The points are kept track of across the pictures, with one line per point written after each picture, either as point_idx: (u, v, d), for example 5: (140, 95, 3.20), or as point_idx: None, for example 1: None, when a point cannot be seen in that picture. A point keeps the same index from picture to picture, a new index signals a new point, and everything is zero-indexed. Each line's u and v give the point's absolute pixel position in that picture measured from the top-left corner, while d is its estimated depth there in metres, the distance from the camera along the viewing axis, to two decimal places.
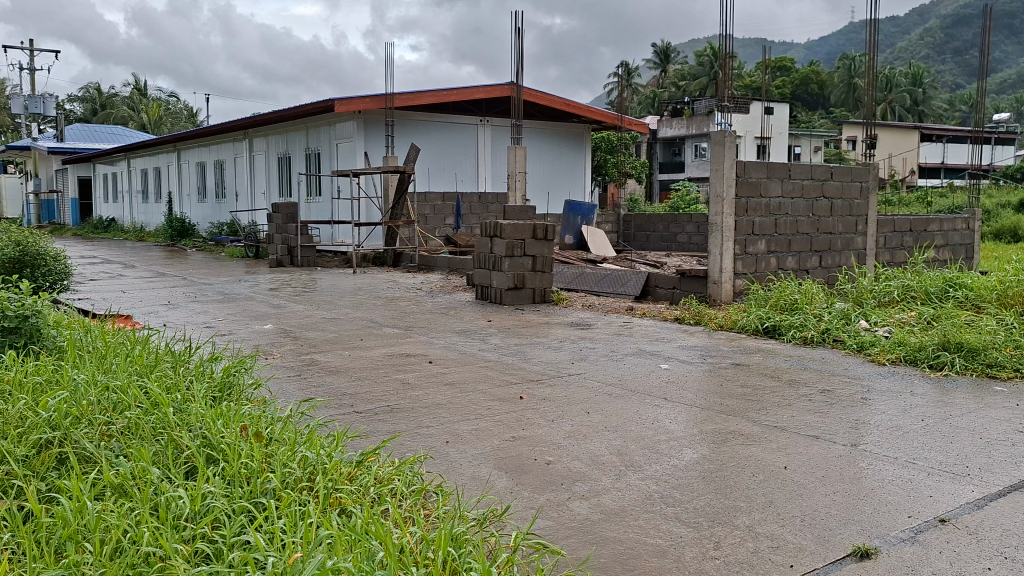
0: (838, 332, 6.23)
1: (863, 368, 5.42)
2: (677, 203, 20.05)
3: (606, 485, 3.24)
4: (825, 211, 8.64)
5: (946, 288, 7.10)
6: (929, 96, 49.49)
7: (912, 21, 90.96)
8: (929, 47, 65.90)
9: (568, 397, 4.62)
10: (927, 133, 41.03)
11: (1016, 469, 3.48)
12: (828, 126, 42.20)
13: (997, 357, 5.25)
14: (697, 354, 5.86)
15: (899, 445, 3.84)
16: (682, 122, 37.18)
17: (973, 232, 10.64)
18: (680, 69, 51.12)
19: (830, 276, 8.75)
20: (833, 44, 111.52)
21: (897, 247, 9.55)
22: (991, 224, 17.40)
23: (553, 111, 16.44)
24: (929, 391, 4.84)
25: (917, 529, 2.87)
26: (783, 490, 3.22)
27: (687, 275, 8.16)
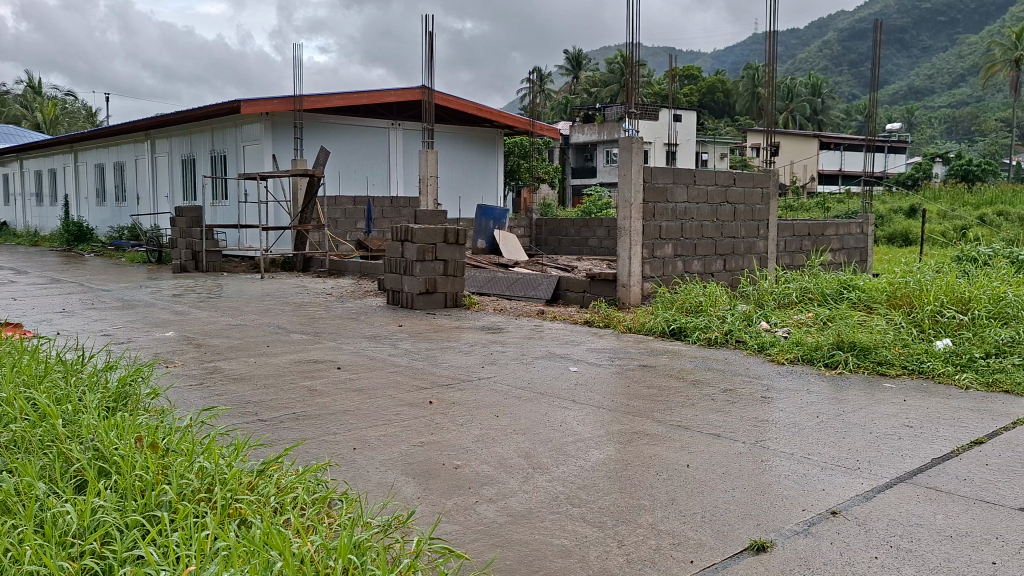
0: (740, 333, 6.43)
1: (763, 368, 5.61)
2: (589, 207, 20.32)
3: (514, 487, 3.26)
4: (728, 216, 8.90)
5: (840, 289, 7.42)
6: (828, 105, 51.57)
7: (811, 33, 94.70)
8: (827, 59, 68.74)
9: (477, 401, 4.62)
10: (825, 141, 42.75)
11: (902, 461, 3.66)
12: (734, 133, 43.54)
13: (886, 355, 5.51)
14: (605, 356, 5.96)
15: (796, 441, 3.99)
16: (594, 129, 37.76)
17: (866, 236, 11.13)
18: (592, 76, 51.88)
19: (734, 278, 9.01)
20: (738, 54, 115.01)
21: (796, 251, 9.91)
22: (885, 228, 18.23)
23: (464, 115, 16.45)
24: (824, 389, 5.05)
25: (810, 522, 2.98)
26: (685, 488, 3.30)
27: (596, 279, 8.28)
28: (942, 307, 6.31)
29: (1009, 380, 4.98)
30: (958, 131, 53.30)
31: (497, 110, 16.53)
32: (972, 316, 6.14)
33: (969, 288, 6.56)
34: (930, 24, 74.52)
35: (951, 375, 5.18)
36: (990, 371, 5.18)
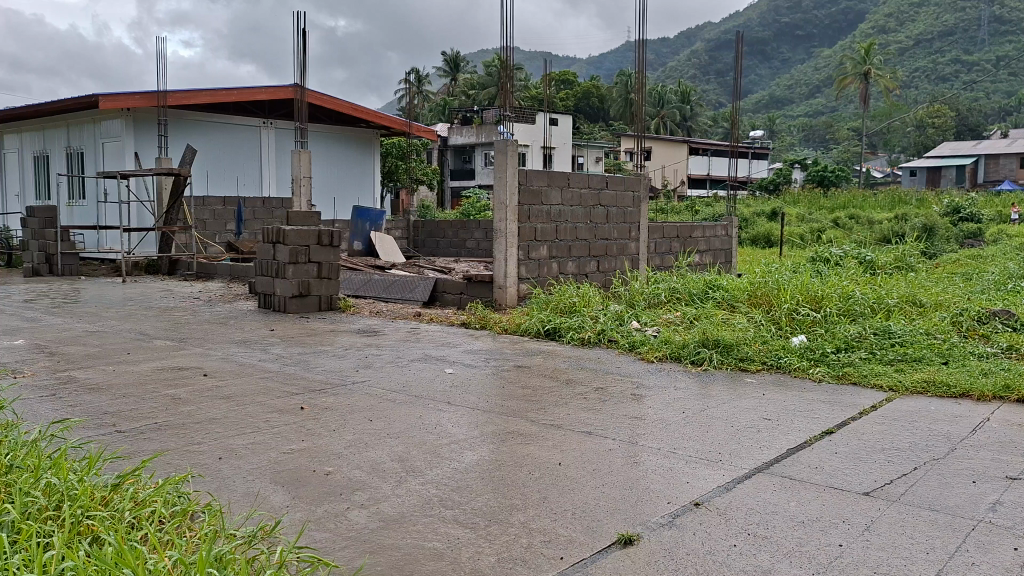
0: (612, 333, 6.59)
1: (633, 366, 5.78)
2: (468, 209, 20.35)
3: (386, 492, 3.22)
4: (601, 218, 9.11)
5: (706, 289, 7.71)
6: (697, 112, 53.47)
7: (680, 42, 98.01)
8: (695, 68, 71.34)
9: (350, 405, 4.55)
10: (694, 147, 44.35)
11: (761, 451, 3.86)
12: (608, 138, 44.56)
13: (748, 352, 5.77)
14: (481, 358, 5.98)
15: (663, 436, 4.13)
16: (472, 131, 37.81)
17: (731, 238, 11.61)
18: (469, 79, 51.91)
19: (606, 279, 9.23)
20: (612, 60, 117.80)
21: (665, 252, 10.24)
22: (749, 231, 19.06)
23: (339, 114, 16.17)
24: (689, 385, 5.25)
25: (675, 514, 3.08)
26: (557, 486, 3.36)
27: (473, 281, 8.33)
28: (797, 305, 6.67)
29: (856, 373, 5.32)
30: (815, 139, 56.50)
31: (372, 110, 16.36)
32: (825, 314, 6.52)
33: (822, 287, 6.96)
34: (789, 38, 78.58)
35: (805, 370, 5.48)
36: (841, 365, 5.51)
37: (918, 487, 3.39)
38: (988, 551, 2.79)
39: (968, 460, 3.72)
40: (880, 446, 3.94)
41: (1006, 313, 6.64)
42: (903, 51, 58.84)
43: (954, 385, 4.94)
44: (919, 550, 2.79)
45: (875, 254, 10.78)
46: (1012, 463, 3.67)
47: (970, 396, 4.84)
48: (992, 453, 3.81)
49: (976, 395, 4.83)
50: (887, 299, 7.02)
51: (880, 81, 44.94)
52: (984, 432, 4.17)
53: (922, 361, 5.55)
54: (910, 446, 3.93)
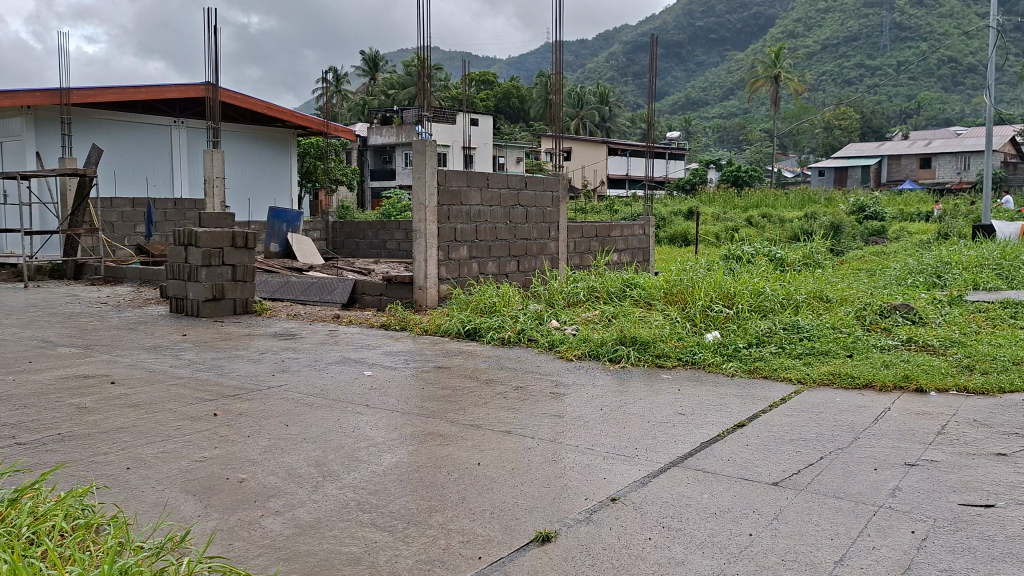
0: (532, 332, 6.64)
1: (552, 364, 5.83)
2: (389, 210, 20.14)
3: (302, 497, 3.17)
4: (521, 218, 9.16)
5: (624, 287, 7.83)
6: (615, 113, 54.09)
7: (597, 43, 98.98)
8: (613, 69, 72.18)
9: (266, 411, 4.45)
10: (613, 147, 44.90)
11: (676, 445, 3.94)
12: (528, 138, 44.78)
13: (663, 348, 5.88)
14: (401, 359, 5.94)
15: (581, 434, 4.17)
16: (392, 131, 37.45)
17: (648, 237, 11.79)
18: (388, 78, 51.32)
19: (526, 279, 9.27)
20: (532, 61, 118.20)
21: (584, 252, 10.35)
22: (666, 229, 19.39)
23: (254, 113, 15.82)
24: (608, 382, 5.32)
25: (591, 510, 3.13)
26: (476, 486, 3.36)
27: (392, 281, 8.26)
28: (711, 302, 6.83)
29: (766, 367, 5.49)
30: (729, 140, 57.95)
31: (288, 109, 16.07)
32: (737, 310, 6.70)
33: (735, 284, 7.16)
34: (703, 40, 80.39)
35: (718, 365, 5.63)
36: (752, 359, 5.67)
37: (823, 476, 3.51)
38: (887, 534, 2.92)
39: (870, 449, 3.87)
40: (789, 436, 4.07)
41: (905, 308, 6.95)
42: (811, 56, 60.94)
43: (858, 377, 5.14)
44: (824, 537, 2.90)
45: (784, 252, 11.09)
46: (910, 450, 3.85)
47: (872, 387, 5.05)
48: (893, 441, 3.99)
49: (878, 385, 5.04)
50: (795, 295, 7.26)
51: (789, 84, 46.34)
52: (884, 421, 4.36)
53: (828, 354, 5.76)
54: (816, 436, 4.07)
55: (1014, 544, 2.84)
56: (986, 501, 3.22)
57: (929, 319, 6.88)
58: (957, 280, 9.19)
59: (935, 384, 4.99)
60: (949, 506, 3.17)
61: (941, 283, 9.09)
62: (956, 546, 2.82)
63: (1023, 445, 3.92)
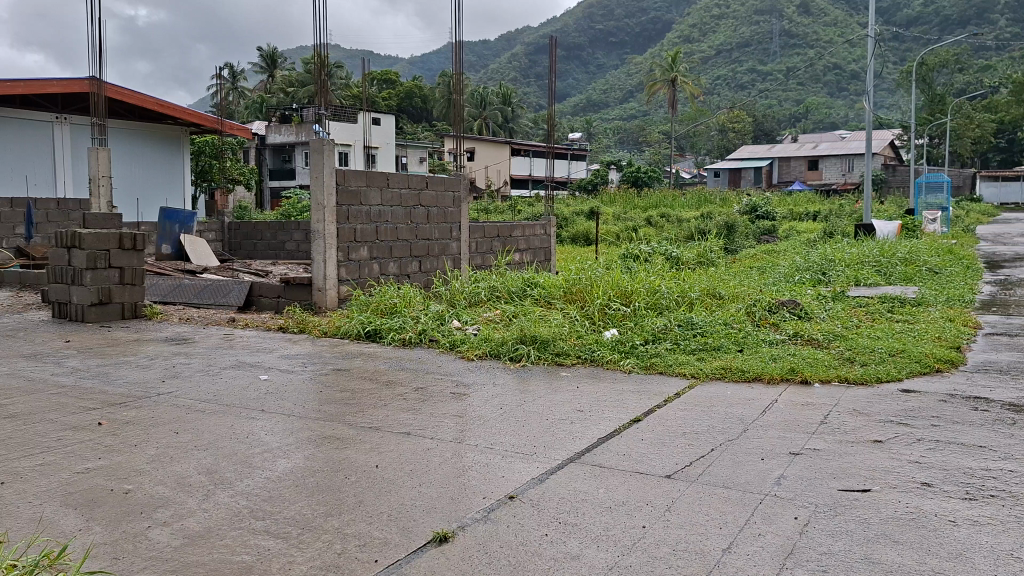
0: (433, 332, 6.62)
1: (454, 364, 5.84)
2: (288, 211, 19.72)
3: (192, 507, 3.07)
4: (422, 219, 9.10)
5: (524, 287, 7.88)
6: (517, 113, 54.37)
7: (499, 44, 99.26)
8: (515, 70, 72.54)
9: (155, 418, 4.30)
10: (516, 148, 45.16)
11: (573, 442, 4.01)
12: (431, 138, 44.56)
13: (563, 346, 5.96)
14: (298, 362, 5.83)
15: (481, 433, 4.18)
16: (291, 130, 36.66)
17: (549, 236, 11.89)
18: (287, 75, 50.13)
19: (427, 280, 9.22)
20: (434, 61, 117.53)
21: (486, 252, 10.38)
22: (569, 229, 19.63)
23: (143, 109, 15.22)
24: (509, 381, 5.36)
25: (489, 508, 3.14)
26: (373, 488, 3.33)
27: (290, 283, 8.11)
28: (609, 301, 6.96)
29: (662, 362, 5.63)
30: (629, 141, 59.15)
31: (180, 106, 15.53)
32: (634, 308, 6.86)
33: (632, 282, 7.32)
34: (603, 43, 81.64)
35: (616, 362, 5.74)
36: (648, 356, 5.82)
37: (714, 466, 3.64)
38: (772, 521, 3.04)
39: (757, 439, 4.03)
40: (681, 430, 4.19)
41: (792, 304, 7.26)
42: (706, 60, 62.73)
43: (748, 370, 5.34)
44: (713, 526, 3.00)
45: (681, 250, 11.39)
46: (795, 440, 4.02)
47: (761, 379, 5.25)
48: (778, 431, 4.16)
49: (766, 378, 5.25)
50: (691, 292, 7.47)
51: (685, 87, 47.60)
52: (772, 412, 4.53)
53: (720, 349, 5.96)
54: (708, 429, 4.20)
55: (887, 525, 3.00)
56: (863, 486, 3.39)
57: (814, 314, 7.20)
58: (840, 276, 9.66)
59: (819, 375, 5.23)
60: (830, 492, 3.33)
61: (825, 280, 9.53)
62: (835, 531, 2.96)
63: (896, 432, 4.15)
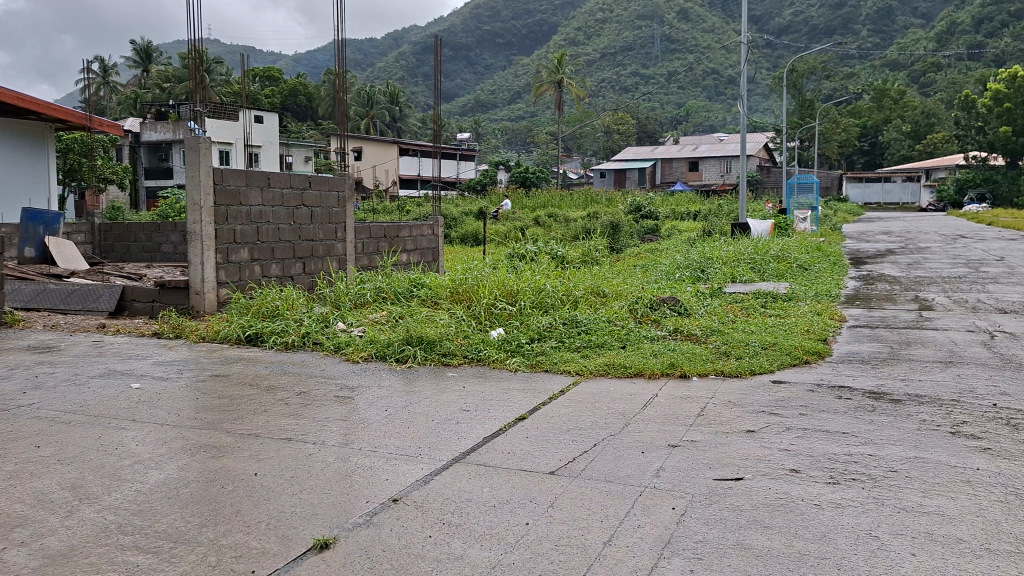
0: (317, 335, 6.50)
1: (338, 367, 5.74)
2: (165, 211, 18.87)
3: (54, 525, 2.90)
4: (305, 219, 8.90)
5: (410, 287, 7.83)
6: (405, 113, 53.88)
7: (386, 42, 98.10)
8: (403, 69, 71.84)
9: (14, 432, 4.03)
10: (404, 148, 44.73)
11: (458, 442, 4.00)
12: (316, 137, 43.62)
13: (449, 346, 5.95)
14: (174, 369, 5.60)
15: (365, 436, 4.13)
16: (168, 127, 35.18)
17: (437, 237, 11.80)
18: (162, 70, 48.03)
19: (312, 282, 9.01)
20: (318, 58, 114.99)
21: (372, 253, 10.24)
22: (457, 230, 19.56)
23: (2, 104, 14.29)
24: (394, 382, 5.31)
25: (372, 512, 3.10)
26: (252, 497, 3.23)
27: (166, 287, 7.79)
28: (494, 300, 6.99)
29: (547, 361, 5.70)
30: (517, 142, 59.61)
31: (44, 101, 14.67)
32: (519, 307, 6.91)
33: (517, 282, 7.37)
34: (490, 44, 81.83)
35: (502, 361, 5.77)
36: (534, 355, 5.87)
37: (596, 462, 3.70)
38: (650, 513, 3.12)
39: (639, 433, 4.13)
40: (565, 427, 4.25)
41: (672, 300, 7.47)
42: (591, 63, 63.88)
43: (629, 366, 5.46)
44: (595, 520, 3.05)
45: (567, 250, 11.53)
46: (674, 432, 4.15)
47: (642, 374, 5.39)
48: (659, 424, 4.28)
49: (648, 373, 5.39)
50: (576, 291, 7.59)
51: (571, 89, 48.32)
52: (652, 406, 4.65)
53: (603, 346, 6.09)
54: (590, 425, 4.28)
55: (759, 512, 3.13)
56: (736, 474, 3.53)
57: (693, 310, 7.44)
58: (718, 274, 10.02)
59: (698, 369, 5.42)
60: (704, 482, 3.45)
61: (704, 277, 9.87)
62: (709, 518, 3.06)
63: (768, 421, 4.34)
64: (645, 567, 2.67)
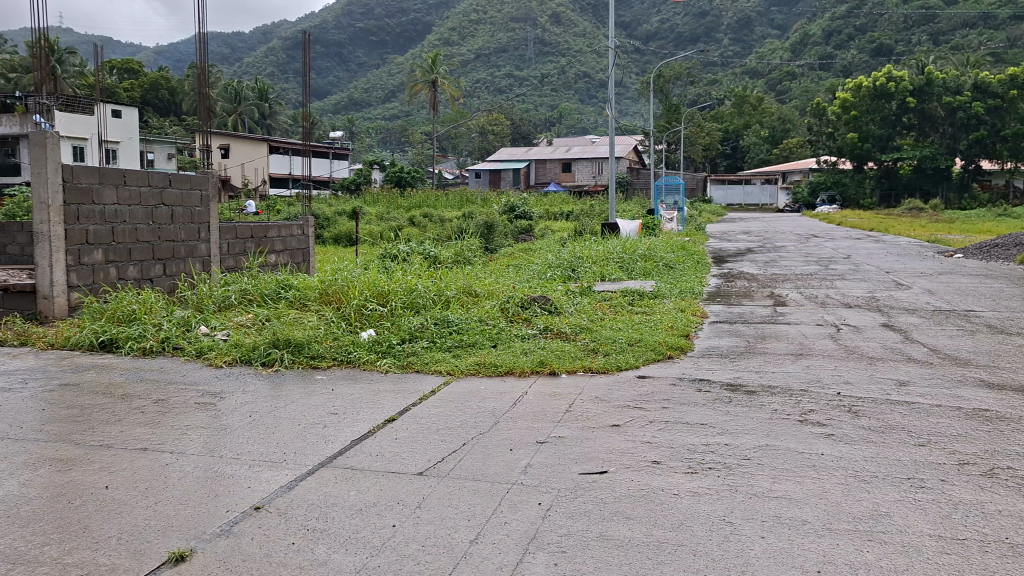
0: (178, 339, 6.25)
1: (200, 373, 5.51)
2: (12, 210, 17.61)
3: None
4: (165, 219, 8.51)
5: (278, 288, 7.64)
6: (275, 110, 52.38)
7: (255, 37, 95.14)
8: (272, 65, 69.82)
9: None
10: (274, 146, 43.46)
11: (324, 446, 3.93)
12: (180, 133, 41.78)
13: (318, 349, 5.83)
14: (19, 379, 5.24)
15: (228, 443, 3.99)
16: (14, 121, 32.65)
17: (307, 237, 11.51)
18: (8, 59, 44.81)
19: (173, 284, 8.62)
20: (181, 51, 110.28)
21: (238, 254, 9.91)
22: (330, 230, 19.16)
23: None
24: (261, 387, 5.16)
25: (232, 522, 3.00)
26: (101, 512, 3.06)
27: (10, 291, 7.30)
28: (365, 301, 6.90)
29: (418, 361, 5.68)
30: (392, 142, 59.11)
31: None
32: (391, 308, 6.85)
33: (388, 282, 7.30)
34: (363, 42, 80.06)
35: (373, 362, 5.70)
36: (406, 355, 5.84)
37: (465, 461, 3.72)
38: (517, 509, 3.15)
39: (507, 431, 4.18)
40: (435, 427, 4.25)
41: (542, 299, 7.58)
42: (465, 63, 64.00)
43: (500, 365, 5.52)
44: (461, 519, 3.06)
45: (439, 250, 11.51)
46: (541, 429, 4.22)
47: (512, 373, 5.45)
48: (527, 422, 4.34)
49: (518, 371, 5.46)
50: (447, 291, 7.59)
51: (445, 89, 48.23)
52: (522, 404, 4.71)
53: (475, 345, 6.12)
54: (460, 424, 4.30)
55: (621, 503, 3.23)
56: (601, 468, 3.63)
57: (564, 309, 7.59)
58: (587, 273, 10.26)
59: (567, 366, 5.53)
60: (570, 476, 3.53)
61: (574, 276, 10.08)
62: (574, 512, 3.13)
63: (631, 415, 4.47)
64: (510, 564, 2.70)
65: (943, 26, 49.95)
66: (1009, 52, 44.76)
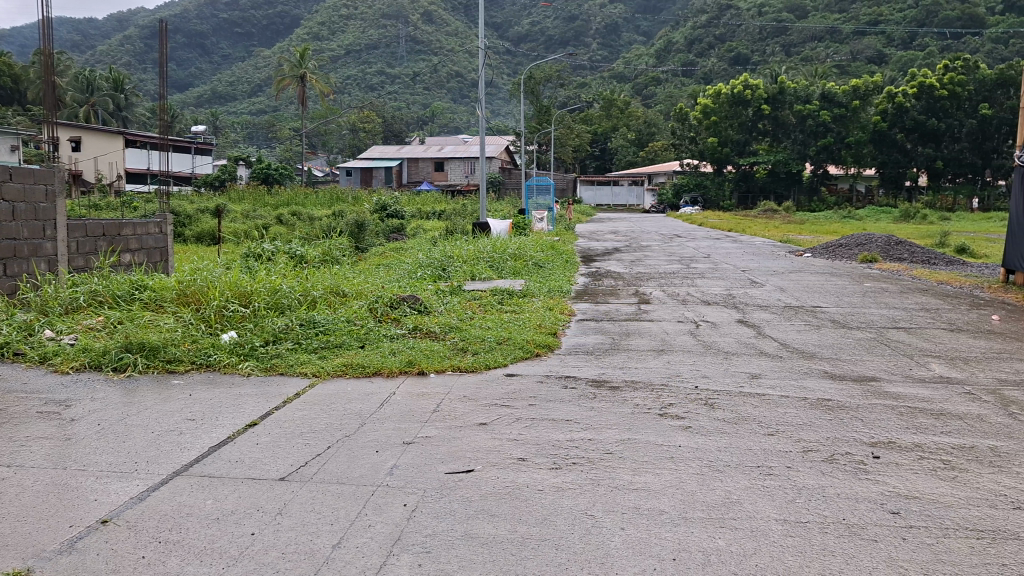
0: (19, 345, 5.84)
1: (44, 380, 5.17)
2: None
3: None
4: (5, 215, 7.92)
5: (132, 289, 7.27)
6: (131, 102, 49.77)
7: (110, 24, 90.02)
8: (129, 54, 66.34)
9: None
10: (131, 139, 41.24)
11: (179, 454, 3.76)
12: (26, 124, 39.02)
13: (174, 352, 5.58)
14: None
15: (74, 454, 3.76)
16: None
17: (165, 235, 10.97)
18: None
19: (14, 286, 8.02)
20: (27, 35, 103.06)
21: (88, 253, 9.34)
22: (192, 228, 18.33)
23: None
24: (111, 393, 4.89)
25: (76, 538, 2.83)
26: None
27: None
28: (226, 301, 6.65)
29: (282, 363, 5.53)
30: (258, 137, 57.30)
31: None
32: (253, 309, 6.63)
33: (251, 282, 7.05)
34: (227, 33, 77.25)
35: (234, 365, 5.51)
36: (269, 358, 5.67)
37: (328, 464, 3.64)
38: (381, 512, 3.11)
39: (372, 433, 4.12)
40: (299, 430, 4.14)
41: (412, 299, 7.51)
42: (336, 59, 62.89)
43: (368, 365, 5.44)
44: (324, 524, 3.00)
45: (306, 249, 11.20)
46: (408, 429, 4.19)
47: (381, 373, 5.39)
48: (394, 423, 4.29)
49: (386, 371, 5.40)
50: (313, 291, 7.42)
51: (315, 84, 47.16)
52: (390, 405, 4.67)
53: (342, 346, 6.02)
54: (325, 427, 4.21)
55: (485, 501, 3.24)
56: (466, 467, 3.64)
57: (432, 308, 7.54)
58: (458, 272, 10.26)
59: (435, 366, 5.51)
60: (436, 476, 3.52)
61: (444, 275, 10.06)
62: (439, 512, 3.13)
63: (498, 413, 4.51)
64: (373, 566, 2.67)
65: (794, 38, 52.94)
66: (852, 65, 47.88)
